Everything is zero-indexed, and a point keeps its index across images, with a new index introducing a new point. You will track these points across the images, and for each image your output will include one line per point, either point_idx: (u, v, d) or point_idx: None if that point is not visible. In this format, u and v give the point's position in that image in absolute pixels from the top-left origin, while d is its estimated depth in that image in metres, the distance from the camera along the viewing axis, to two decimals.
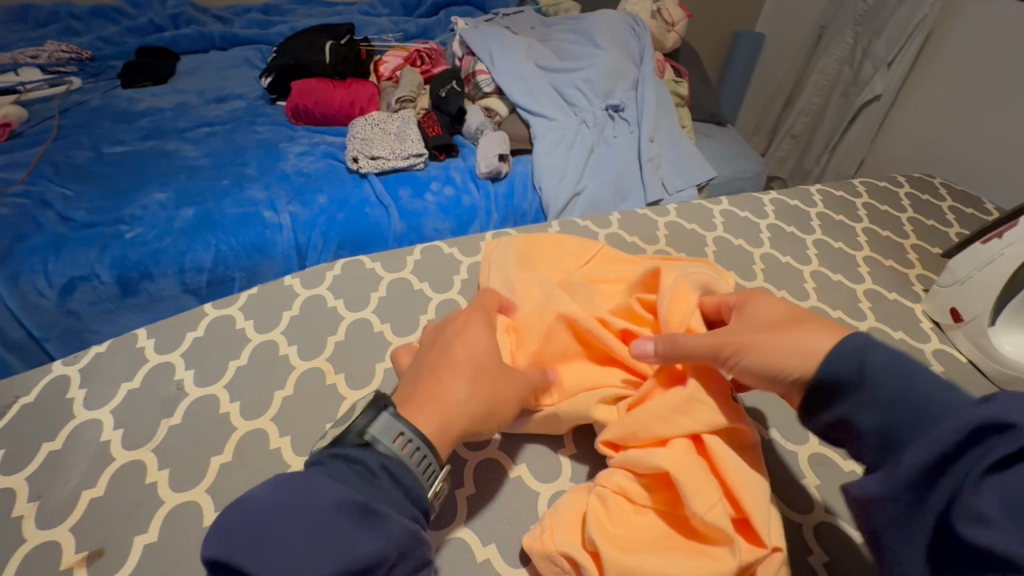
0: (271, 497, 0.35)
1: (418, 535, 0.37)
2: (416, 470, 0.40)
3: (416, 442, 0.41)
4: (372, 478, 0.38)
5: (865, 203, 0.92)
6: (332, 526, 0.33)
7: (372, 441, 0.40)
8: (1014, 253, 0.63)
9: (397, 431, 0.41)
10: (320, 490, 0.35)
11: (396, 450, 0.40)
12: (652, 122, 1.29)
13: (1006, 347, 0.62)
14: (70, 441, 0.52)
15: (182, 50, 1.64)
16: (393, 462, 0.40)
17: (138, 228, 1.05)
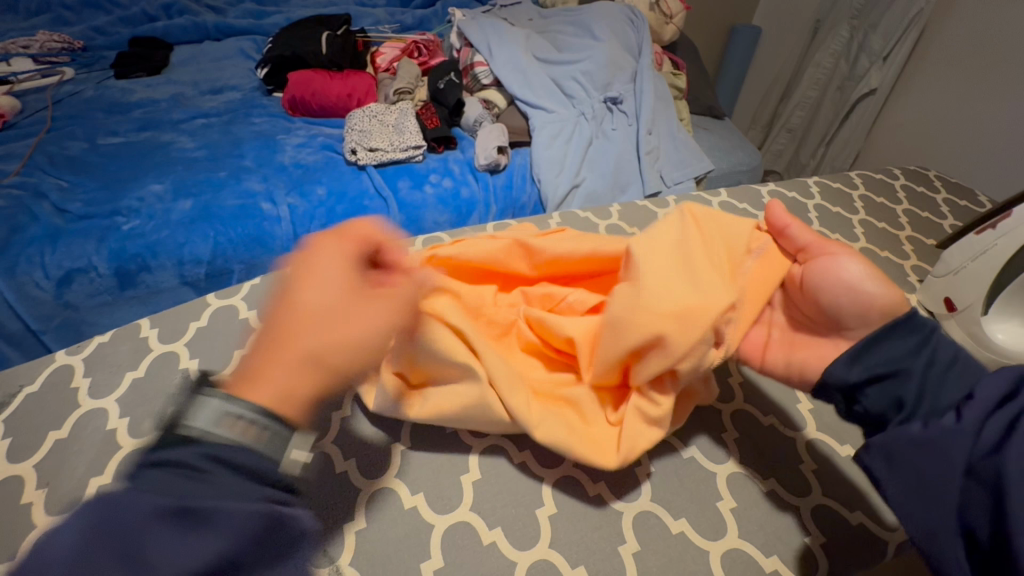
0: (76, 537, 0.28)
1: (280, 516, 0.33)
2: (258, 447, 0.35)
3: (255, 419, 0.35)
4: (199, 477, 0.32)
5: (861, 195, 0.93)
6: (171, 539, 0.29)
7: (197, 437, 0.34)
8: (1007, 242, 0.64)
9: (236, 416, 0.35)
10: (144, 506, 0.29)
11: (240, 437, 0.34)
12: (650, 115, 1.30)
13: (999, 336, 0.63)
14: (75, 430, 0.52)
15: (176, 40, 1.62)
16: (223, 449, 0.34)
17: (136, 219, 1.04)
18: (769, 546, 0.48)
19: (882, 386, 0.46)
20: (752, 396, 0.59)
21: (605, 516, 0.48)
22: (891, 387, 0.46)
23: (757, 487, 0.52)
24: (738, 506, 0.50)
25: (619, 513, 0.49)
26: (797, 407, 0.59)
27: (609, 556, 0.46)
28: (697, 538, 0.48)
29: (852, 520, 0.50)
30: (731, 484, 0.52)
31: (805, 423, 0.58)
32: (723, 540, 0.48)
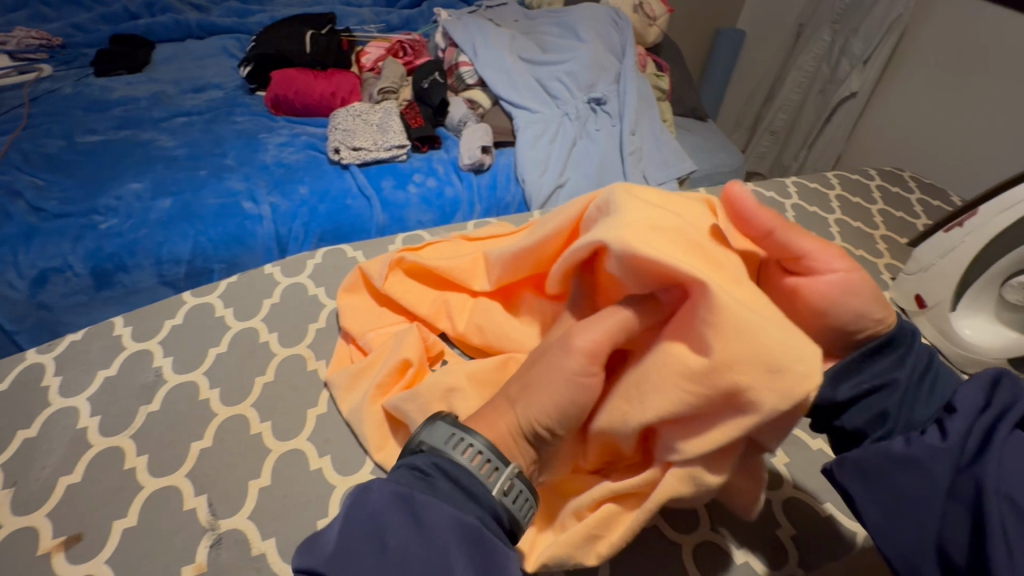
0: (344, 508, 0.35)
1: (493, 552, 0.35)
2: (478, 475, 0.38)
3: (482, 450, 0.38)
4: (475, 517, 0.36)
5: (837, 195, 0.94)
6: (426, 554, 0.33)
7: (429, 448, 0.39)
8: (975, 239, 0.65)
9: (499, 466, 0.38)
10: (424, 516, 0.34)
11: (459, 455, 0.38)
12: (633, 116, 1.31)
13: (966, 331, 0.66)
14: (45, 429, 0.51)
15: (157, 38, 1.60)
16: (446, 461, 0.38)
17: (114, 218, 1.03)
18: (740, 538, 0.48)
19: (860, 405, 0.46)
20: None
21: None
22: (874, 402, 0.46)
23: None
24: (713, 500, 0.51)
25: None
26: None
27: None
28: (672, 531, 0.48)
29: (821, 512, 0.51)
30: None
31: None
32: (697, 533, 0.48)
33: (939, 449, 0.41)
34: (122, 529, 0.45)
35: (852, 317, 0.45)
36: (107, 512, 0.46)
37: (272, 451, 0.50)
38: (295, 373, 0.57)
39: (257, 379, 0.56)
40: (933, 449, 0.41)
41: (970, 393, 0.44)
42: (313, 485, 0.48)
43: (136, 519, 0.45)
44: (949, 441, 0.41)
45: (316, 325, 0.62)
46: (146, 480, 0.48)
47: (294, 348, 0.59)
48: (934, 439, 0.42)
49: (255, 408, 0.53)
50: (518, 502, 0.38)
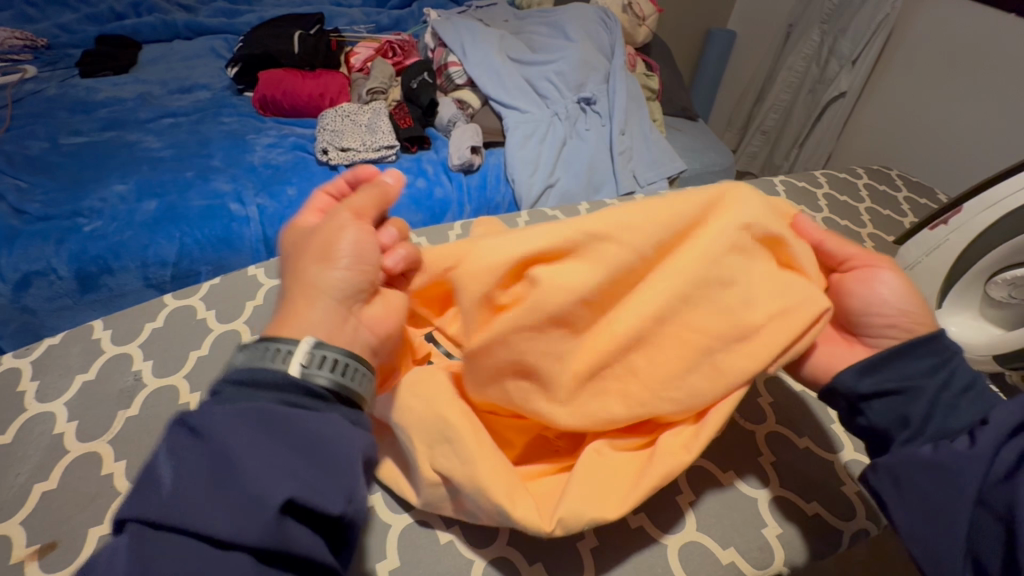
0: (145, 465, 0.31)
1: (304, 417, 0.34)
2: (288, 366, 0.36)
3: (290, 346, 0.36)
4: (286, 403, 0.35)
5: (826, 194, 0.94)
6: (235, 448, 0.31)
7: (230, 374, 0.36)
8: (959, 236, 0.65)
9: (300, 355, 0.36)
10: (210, 430, 0.31)
11: (276, 364, 0.36)
12: (623, 115, 1.31)
13: (953, 328, 0.66)
14: (20, 435, 0.50)
15: (144, 39, 1.59)
16: (251, 373, 0.35)
17: (97, 221, 1.01)
18: (726, 539, 0.48)
19: (886, 401, 0.46)
20: None
21: None
22: (896, 404, 0.45)
23: (717, 482, 0.52)
24: (699, 500, 0.50)
25: None
26: (759, 402, 0.60)
27: (567, 554, 0.46)
28: (657, 533, 0.48)
29: (807, 511, 0.51)
30: (694, 480, 0.52)
31: (765, 417, 0.58)
32: (683, 534, 0.48)
33: (964, 457, 0.41)
34: (98, 536, 0.44)
35: (872, 303, 0.50)
36: (83, 519, 0.45)
37: None
38: None
39: None
40: (956, 457, 0.41)
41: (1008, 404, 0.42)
42: None
43: (112, 527, 0.44)
44: (977, 450, 0.41)
45: None
46: (123, 487, 0.47)
47: None
48: (960, 447, 0.42)
49: None
50: (343, 370, 0.37)
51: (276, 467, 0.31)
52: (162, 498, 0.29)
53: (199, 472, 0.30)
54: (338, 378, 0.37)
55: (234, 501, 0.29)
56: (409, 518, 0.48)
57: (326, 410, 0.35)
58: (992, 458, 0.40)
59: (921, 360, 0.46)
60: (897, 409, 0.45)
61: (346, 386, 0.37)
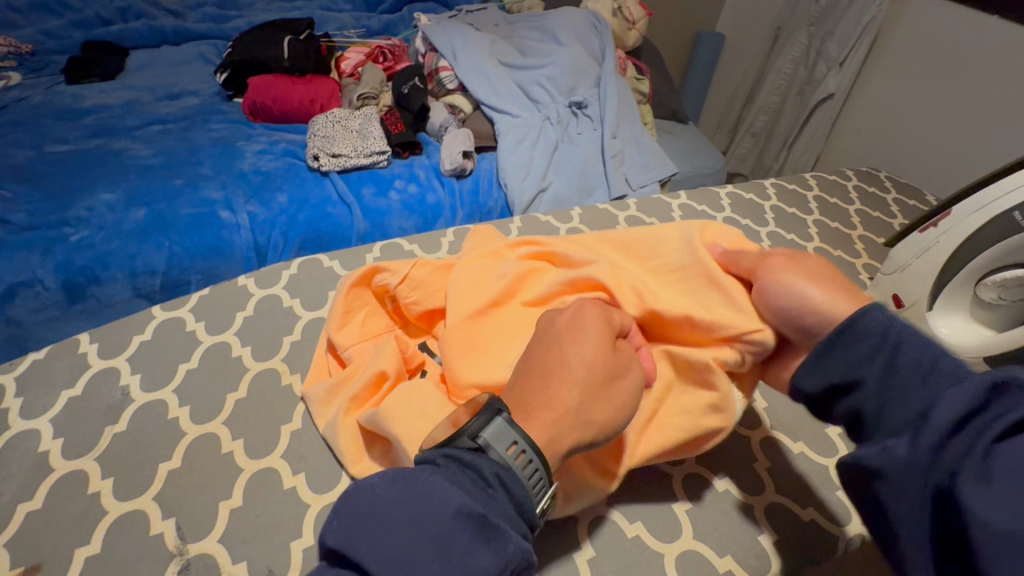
0: (397, 502, 0.33)
1: (500, 523, 0.33)
2: (525, 482, 0.36)
3: (530, 453, 0.36)
4: (488, 490, 0.35)
5: (816, 196, 0.95)
6: (448, 533, 0.31)
7: (486, 447, 0.36)
8: (948, 240, 0.66)
9: (511, 440, 0.36)
10: (438, 496, 0.33)
11: (510, 461, 0.36)
12: (614, 119, 1.31)
13: (944, 331, 0.66)
14: (4, 454, 0.49)
15: (132, 45, 1.57)
16: (507, 473, 0.36)
17: (84, 230, 1.00)
18: (723, 547, 0.48)
19: None
20: None
21: (560, 522, 0.48)
22: None
23: (713, 488, 0.52)
24: (694, 506, 0.50)
25: (575, 518, 0.48)
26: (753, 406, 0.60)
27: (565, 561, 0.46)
28: (653, 540, 0.47)
29: (803, 515, 0.51)
30: (687, 486, 0.52)
31: (759, 422, 0.58)
32: (679, 542, 0.48)
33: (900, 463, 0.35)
34: (85, 557, 0.43)
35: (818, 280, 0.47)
36: (69, 539, 0.44)
37: (244, 470, 0.49)
38: (268, 389, 0.55)
39: (229, 395, 0.54)
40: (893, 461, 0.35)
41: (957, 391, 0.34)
42: (287, 503, 0.47)
43: (99, 547, 0.44)
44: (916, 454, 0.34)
45: (291, 338, 0.60)
46: (110, 505, 0.46)
47: (268, 362, 0.58)
48: (900, 450, 0.35)
49: (227, 426, 0.52)
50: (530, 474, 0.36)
51: (471, 567, 0.30)
52: (369, 544, 0.31)
53: (407, 533, 0.31)
54: (522, 475, 0.36)
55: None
56: None
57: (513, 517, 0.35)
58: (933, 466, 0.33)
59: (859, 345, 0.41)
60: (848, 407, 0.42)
61: (520, 486, 0.36)
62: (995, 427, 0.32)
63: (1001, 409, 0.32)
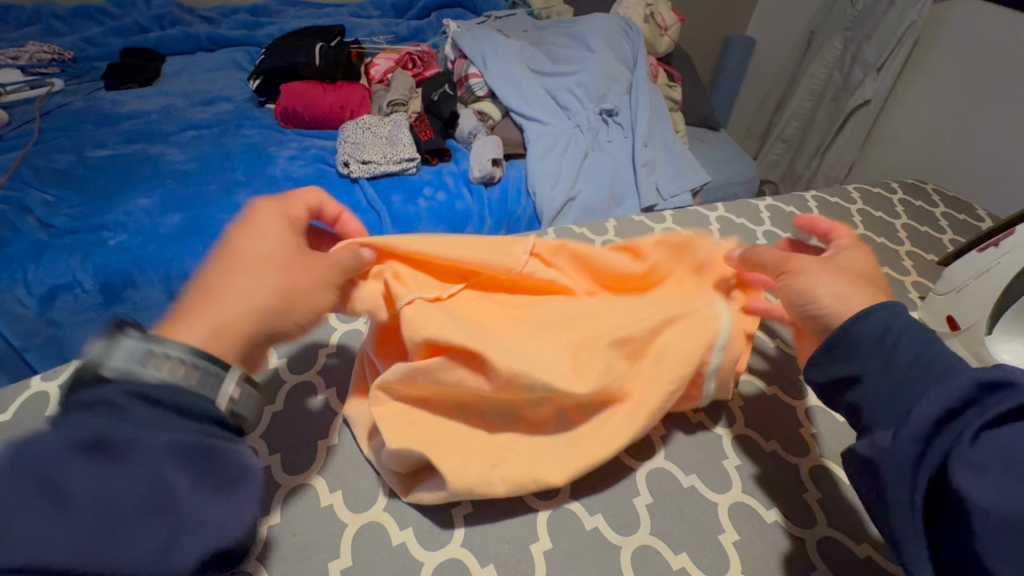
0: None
1: (117, 431, 0.29)
2: (186, 381, 0.33)
3: (183, 356, 0.33)
4: (120, 409, 0.31)
5: (860, 210, 0.92)
6: (60, 470, 0.27)
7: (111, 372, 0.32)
8: (1011, 260, 0.63)
9: (146, 352, 0.33)
10: (35, 446, 0.28)
11: (163, 373, 0.33)
12: (646, 127, 1.29)
13: (1003, 356, 0.61)
14: None
15: (168, 51, 1.61)
16: (144, 381, 0.32)
17: (122, 234, 1.02)
18: None
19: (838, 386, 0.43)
20: (752, 422, 0.57)
21: (603, 551, 0.46)
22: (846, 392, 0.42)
23: (761, 519, 0.50)
24: (741, 539, 0.48)
25: (617, 546, 0.46)
26: (799, 431, 0.57)
27: None
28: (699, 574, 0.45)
29: (859, 554, 0.48)
30: (735, 516, 0.50)
31: (808, 450, 0.56)
32: None
33: (886, 455, 0.37)
34: None
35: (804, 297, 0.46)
36: None
37: (282, 486, 0.48)
38: (306, 403, 0.55)
39: (266, 408, 0.54)
40: (881, 455, 0.37)
41: (944, 386, 0.36)
42: (323, 524, 0.46)
43: None
44: (898, 446, 0.36)
45: (328, 350, 0.60)
46: None
47: (305, 375, 0.58)
48: (884, 442, 0.37)
49: (264, 439, 0.51)
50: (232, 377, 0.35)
51: (123, 469, 0.28)
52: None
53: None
54: (160, 368, 0.33)
55: (49, 529, 0.26)
56: (441, 555, 0.45)
57: (149, 411, 0.31)
58: (918, 457, 0.35)
59: (865, 333, 0.41)
60: (842, 373, 0.42)
61: (161, 379, 0.32)
62: (981, 418, 0.33)
63: (991, 403, 0.34)
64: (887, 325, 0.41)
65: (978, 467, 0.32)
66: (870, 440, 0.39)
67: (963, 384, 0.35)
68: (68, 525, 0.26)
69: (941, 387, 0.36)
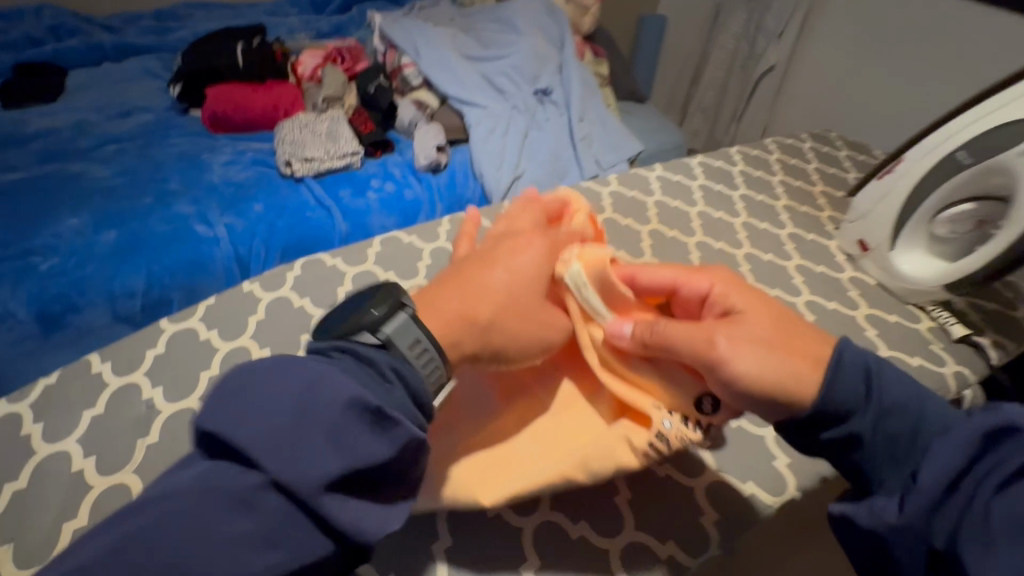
0: (295, 387, 0.34)
1: (395, 412, 0.36)
2: (421, 373, 0.41)
3: (427, 345, 0.42)
4: (386, 382, 0.39)
5: (777, 159, 1.02)
6: (344, 425, 0.33)
7: (388, 341, 0.41)
8: (904, 185, 0.72)
9: (414, 337, 0.42)
10: (329, 390, 0.34)
11: (407, 354, 0.41)
12: (580, 103, 1.35)
13: (904, 266, 0.72)
14: (37, 479, 0.48)
15: (69, 63, 1.50)
16: (402, 365, 0.40)
17: (55, 258, 0.96)
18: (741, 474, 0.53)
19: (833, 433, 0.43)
20: None
21: None
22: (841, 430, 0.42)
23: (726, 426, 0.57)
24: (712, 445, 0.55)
25: None
26: None
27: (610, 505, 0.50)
28: (680, 477, 0.52)
29: None
30: None
31: None
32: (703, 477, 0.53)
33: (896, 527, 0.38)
34: None
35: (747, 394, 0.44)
36: None
37: None
38: None
39: None
40: (891, 529, 0.38)
41: (949, 447, 0.38)
42: None
43: None
44: (907, 517, 0.37)
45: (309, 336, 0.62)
46: None
47: None
48: (893, 514, 0.39)
49: None
50: (428, 368, 0.42)
51: (380, 439, 0.34)
52: (257, 427, 0.32)
53: (302, 413, 0.33)
54: (408, 360, 0.41)
55: (321, 457, 0.32)
56: None
57: (403, 393, 0.39)
58: (929, 524, 0.37)
59: (844, 385, 0.43)
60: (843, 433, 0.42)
61: (411, 380, 0.40)
62: (991, 479, 0.35)
63: (997, 459, 0.36)
64: (865, 369, 0.44)
65: (989, 540, 0.34)
66: (872, 510, 0.40)
67: (970, 441, 0.37)
68: (335, 461, 0.32)
69: (948, 452, 0.37)
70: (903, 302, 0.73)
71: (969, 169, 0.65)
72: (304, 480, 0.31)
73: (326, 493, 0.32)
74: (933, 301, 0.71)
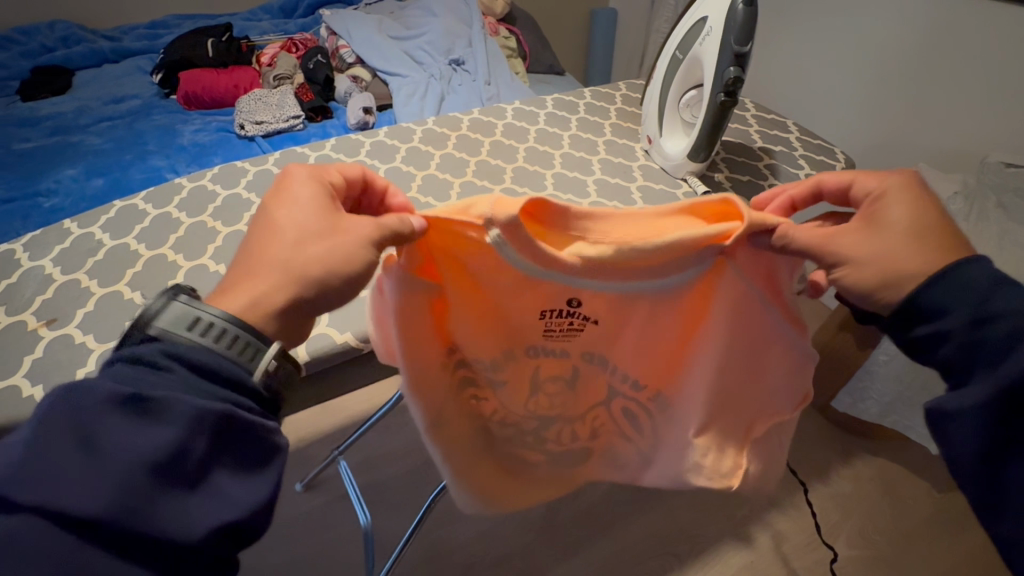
0: (38, 416, 0.32)
1: (165, 396, 0.33)
2: (233, 356, 0.37)
3: (218, 322, 0.38)
4: (163, 370, 0.35)
5: (623, 94, 1.21)
6: (99, 423, 0.31)
7: (161, 333, 0.37)
8: (653, 91, 0.98)
9: (192, 316, 0.38)
10: (82, 397, 0.32)
11: (184, 339, 0.37)
12: (485, 69, 1.60)
13: (668, 146, 0.94)
14: (21, 277, 0.74)
15: (76, 66, 1.82)
16: (181, 347, 0.36)
17: (57, 198, 1.25)
18: None
19: (935, 337, 0.43)
20: None
21: None
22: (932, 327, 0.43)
23: None
24: None
25: None
26: None
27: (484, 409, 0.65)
28: None
29: None
30: None
31: None
32: None
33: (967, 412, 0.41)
34: (84, 313, 0.69)
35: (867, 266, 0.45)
36: (75, 305, 0.70)
37: (184, 267, 0.76)
38: (200, 230, 0.82)
39: (173, 235, 0.81)
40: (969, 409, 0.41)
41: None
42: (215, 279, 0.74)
43: (92, 306, 0.70)
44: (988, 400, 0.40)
45: (214, 205, 0.86)
46: (97, 290, 0.72)
47: (199, 217, 0.84)
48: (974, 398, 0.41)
49: (173, 248, 0.79)
50: (219, 335, 0.37)
51: (156, 425, 0.32)
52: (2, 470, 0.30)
53: (41, 443, 0.30)
54: (206, 341, 0.37)
55: (81, 474, 0.30)
56: None
57: (186, 376, 0.35)
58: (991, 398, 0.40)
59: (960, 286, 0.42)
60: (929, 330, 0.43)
61: (209, 360, 0.36)
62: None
63: None
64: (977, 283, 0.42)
65: None
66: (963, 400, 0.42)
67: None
68: (99, 469, 0.30)
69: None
70: (678, 178, 0.94)
71: (682, 63, 0.91)
72: (65, 503, 0.29)
73: (106, 505, 0.29)
74: (691, 172, 0.92)
